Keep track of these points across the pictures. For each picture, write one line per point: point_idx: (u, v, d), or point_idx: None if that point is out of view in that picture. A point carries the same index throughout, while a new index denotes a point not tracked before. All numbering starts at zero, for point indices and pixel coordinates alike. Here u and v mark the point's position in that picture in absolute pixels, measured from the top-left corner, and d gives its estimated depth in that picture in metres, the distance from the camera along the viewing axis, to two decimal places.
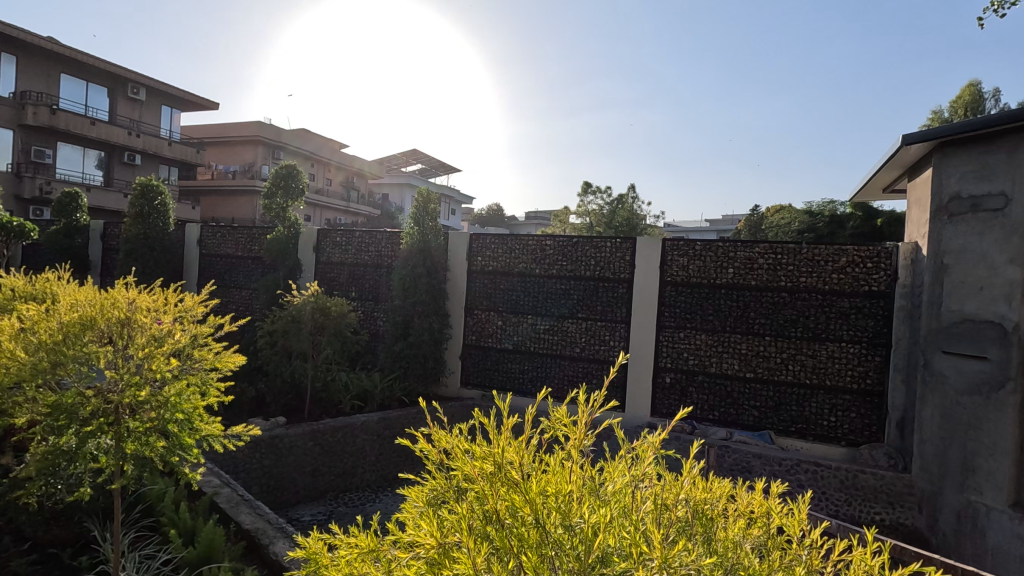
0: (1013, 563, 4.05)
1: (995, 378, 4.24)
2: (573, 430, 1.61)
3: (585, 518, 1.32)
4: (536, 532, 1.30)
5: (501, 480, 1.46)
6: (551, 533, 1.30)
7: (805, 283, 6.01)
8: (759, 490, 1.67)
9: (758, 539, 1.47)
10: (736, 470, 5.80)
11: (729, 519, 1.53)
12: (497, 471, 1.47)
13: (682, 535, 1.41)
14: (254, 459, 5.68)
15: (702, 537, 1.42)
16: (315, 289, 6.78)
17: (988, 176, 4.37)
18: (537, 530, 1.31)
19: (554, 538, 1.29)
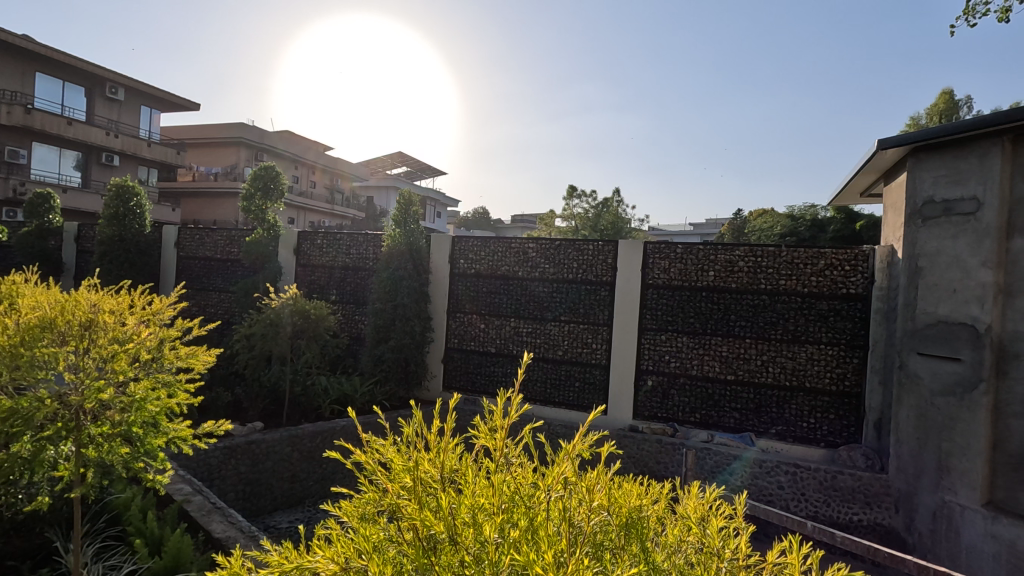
0: (987, 562, 4.09)
1: (968, 379, 4.28)
2: (498, 436, 1.56)
3: (501, 532, 1.26)
4: (456, 547, 1.25)
5: (422, 493, 1.40)
6: (461, 551, 1.25)
7: (784, 285, 6.04)
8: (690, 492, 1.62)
9: (688, 547, 1.41)
10: (717, 472, 5.84)
11: (661, 527, 1.48)
12: (418, 484, 1.41)
13: (606, 550, 1.33)
14: (228, 465, 5.54)
15: (627, 551, 1.35)
16: (294, 291, 6.66)
17: (961, 180, 4.42)
18: (448, 551, 1.26)
19: (465, 558, 1.23)
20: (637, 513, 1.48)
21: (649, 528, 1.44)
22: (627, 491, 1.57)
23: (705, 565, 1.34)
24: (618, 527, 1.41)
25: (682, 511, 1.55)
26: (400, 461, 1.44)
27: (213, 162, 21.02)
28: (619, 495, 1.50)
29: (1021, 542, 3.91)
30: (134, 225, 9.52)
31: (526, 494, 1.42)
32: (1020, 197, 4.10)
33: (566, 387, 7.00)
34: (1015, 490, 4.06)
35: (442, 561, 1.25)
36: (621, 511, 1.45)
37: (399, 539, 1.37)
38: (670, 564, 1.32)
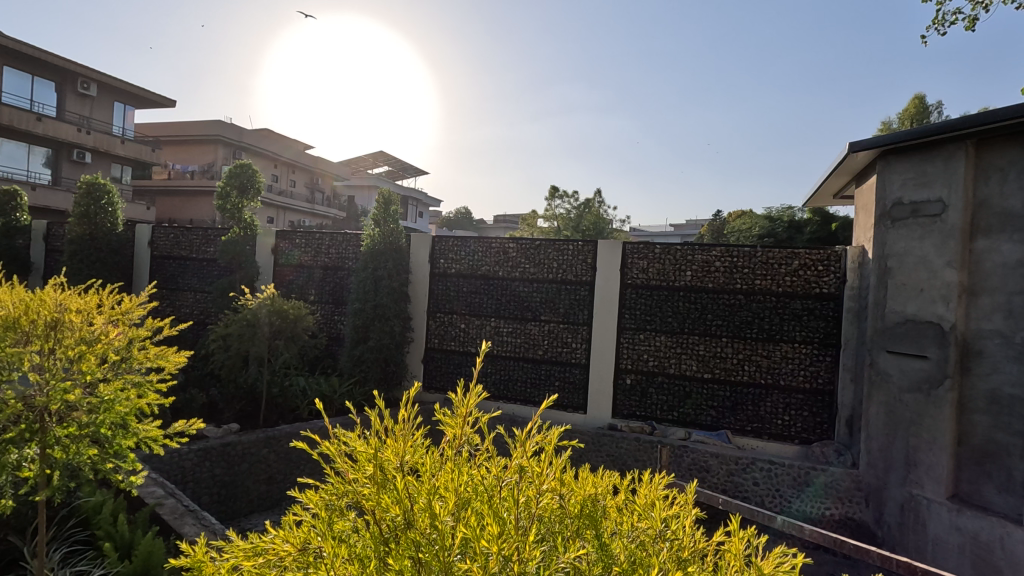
0: (952, 553, 4.22)
1: (934, 376, 4.40)
2: (457, 426, 1.60)
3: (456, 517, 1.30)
4: (413, 534, 1.28)
5: (382, 479, 1.42)
6: (419, 537, 1.28)
7: (759, 285, 6.16)
8: (646, 481, 1.66)
9: (640, 533, 1.44)
10: (694, 470, 5.92)
11: (615, 514, 1.51)
12: (378, 472, 1.43)
13: (559, 536, 1.37)
14: (203, 468, 5.45)
15: (580, 537, 1.39)
16: (271, 291, 6.58)
17: (927, 183, 4.56)
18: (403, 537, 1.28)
19: (421, 543, 1.26)
20: (593, 501, 1.51)
21: (602, 517, 1.48)
22: (584, 480, 1.61)
23: (655, 550, 1.38)
24: (572, 514, 1.44)
25: (635, 498, 1.59)
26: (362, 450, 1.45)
27: (189, 160, 20.62)
28: (576, 484, 1.54)
29: (984, 533, 4.05)
30: (105, 224, 9.28)
31: (482, 482, 1.45)
32: (983, 199, 4.24)
33: (545, 386, 7.04)
34: (978, 483, 4.19)
35: (396, 548, 1.28)
36: (575, 500, 1.49)
37: (358, 526, 1.39)
38: (622, 548, 1.36)
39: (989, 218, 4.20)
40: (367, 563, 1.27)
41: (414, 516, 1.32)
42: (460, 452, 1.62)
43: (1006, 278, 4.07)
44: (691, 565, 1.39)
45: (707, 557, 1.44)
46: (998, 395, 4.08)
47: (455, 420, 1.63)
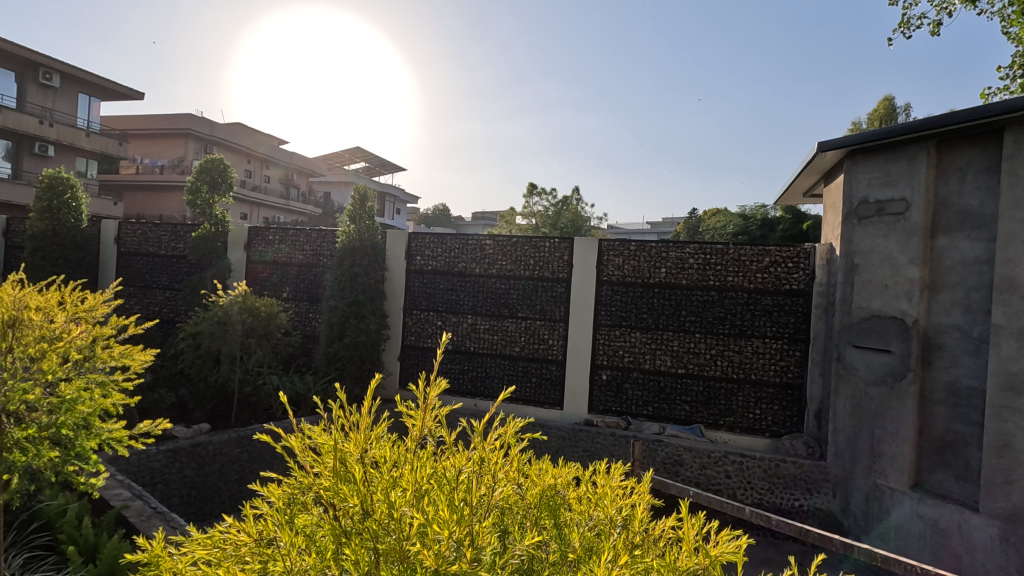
0: (914, 539, 4.38)
1: (898, 369, 4.55)
2: (417, 416, 1.62)
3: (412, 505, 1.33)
4: (371, 523, 1.31)
5: (342, 470, 1.43)
6: (376, 526, 1.30)
7: (731, 282, 6.27)
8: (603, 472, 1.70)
9: (594, 520, 1.49)
10: (668, 465, 6.00)
11: (571, 503, 1.56)
12: (338, 463, 1.44)
13: (516, 524, 1.41)
14: (172, 469, 5.33)
15: (536, 526, 1.43)
16: (243, 288, 6.45)
17: (892, 182, 4.69)
18: (362, 528, 1.30)
19: (378, 534, 1.29)
20: (551, 492, 1.55)
21: (560, 507, 1.52)
22: (542, 472, 1.65)
23: (608, 536, 1.42)
24: (528, 504, 1.49)
25: (591, 487, 1.64)
26: (323, 442, 1.46)
27: (158, 154, 20.06)
28: (533, 475, 1.58)
29: (942, 520, 4.20)
30: (69, 219, 8.95)
31: (442, 473, 1.48)
32: (944, 198, 4.37)
33: (522, 382, 7.06)
34: (938, 472, 4.34)
35: (355, 539, 1.31)
36: (532, 490, 1.53)
37: (318, 518, 1.41)
38: (576, 536, 1.41)
39: (949, 216, 4.34)
40: (327, 553, 1.29)
41: (372, 506, 1.35)
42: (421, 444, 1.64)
43: (965, 274, 4.21)
44: (643, 550, 1.44)
45: (658, 542, 1.49)
46: (957, 387, 4.23)
47: (418, 413, 1.64)
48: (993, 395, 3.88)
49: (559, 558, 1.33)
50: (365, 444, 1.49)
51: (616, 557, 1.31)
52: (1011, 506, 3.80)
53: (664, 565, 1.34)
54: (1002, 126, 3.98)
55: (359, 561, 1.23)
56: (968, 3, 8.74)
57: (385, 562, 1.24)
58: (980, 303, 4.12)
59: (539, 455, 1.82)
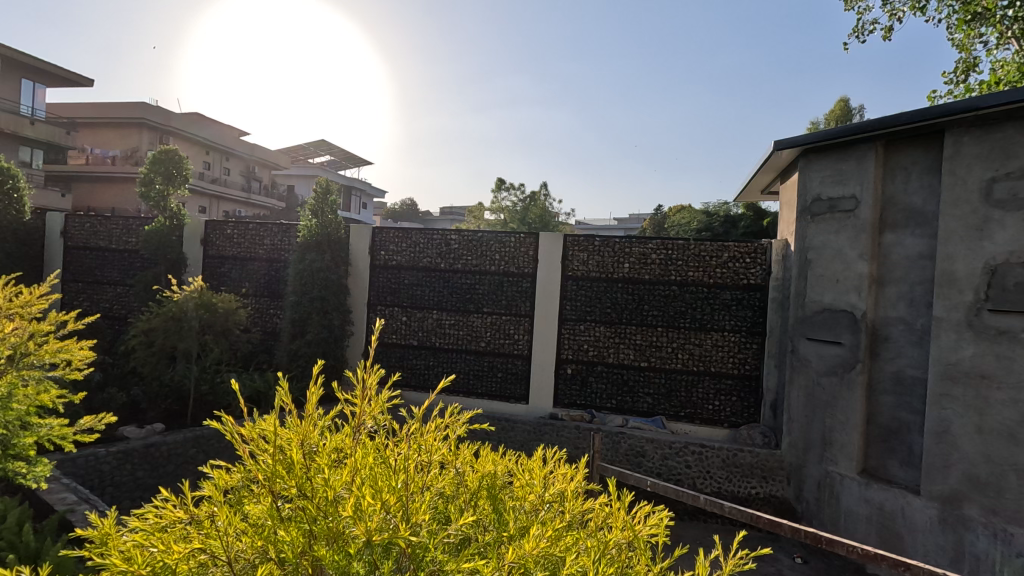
0: (862, 523, 4.57)
1: (848, 360, 4.73)
2: (363, 405, 1.62)
3: (352, 490, 1.34)
4: (310, 508, 1.30)
5: (283, 455, 1.42)
6: (315, 508, 1.30)
7: (692, 277, 6.41)
8: (542, 459, 1.75)
9: (532, 505, 1.54)
10: (630, 456, 6.09)
11: (511, 488, 1.60)
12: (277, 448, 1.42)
13: (454, 505, 1.44)
14: (123, 471, 5.14)
15: (475, 509, 1.47)
16: (198, 283, 6.24)
17: (843, 180, 4.86)
18: (300, 510, 1.31)
19: (317, 517, 1.29)
20: (492, 478, 1.58)
21: (500, 492, 1.56)
22: (484, 459, 1.68)
23: (544, 519, 1.47)
24: (468, 487, 1.52)
25: (530, 471, 1.68)
26: (266, 427, 1.43)
27: (109, 144, 19.11)
28: (475, 462, 1.61)
29: (887, 504, 4.40)
30: (11, 212, 8.31)
31: (384, 458, 1.49)
32: (890, 196, 4.56)
33: (488, 378, 7.06)
34: (884, 458, 4.54)
35: (293, 522, 1.30)
36: (472, 474, 1.56)
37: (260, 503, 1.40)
38: (515, 520, 1.45)
39: (895, 213, 4.52)
40: (266, 536, 1.29)
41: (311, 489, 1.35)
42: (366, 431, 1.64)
43: (909, 269, 4.40)
44: (576, 530, 1.51)
45: (592, 524, 1.56)
46: (902, 376, 4.42)
47: (364, 401, 1.63)
48: (933, 384, 4.07)
49: (495, 537, 1.38)
50: (308, 431, 1.48)
51: (550, 536, 1.36)
52: (949, 488, 4.00)
53: (594, 544, 1.41)
54: (943, 127, 4.15)
55: (295, 542, 1.24)
56: (918, 10, 9.14)
57: (321, 544, 1.24)
58: (923, 296, 4.30)
59: (481, 443, 1.85)
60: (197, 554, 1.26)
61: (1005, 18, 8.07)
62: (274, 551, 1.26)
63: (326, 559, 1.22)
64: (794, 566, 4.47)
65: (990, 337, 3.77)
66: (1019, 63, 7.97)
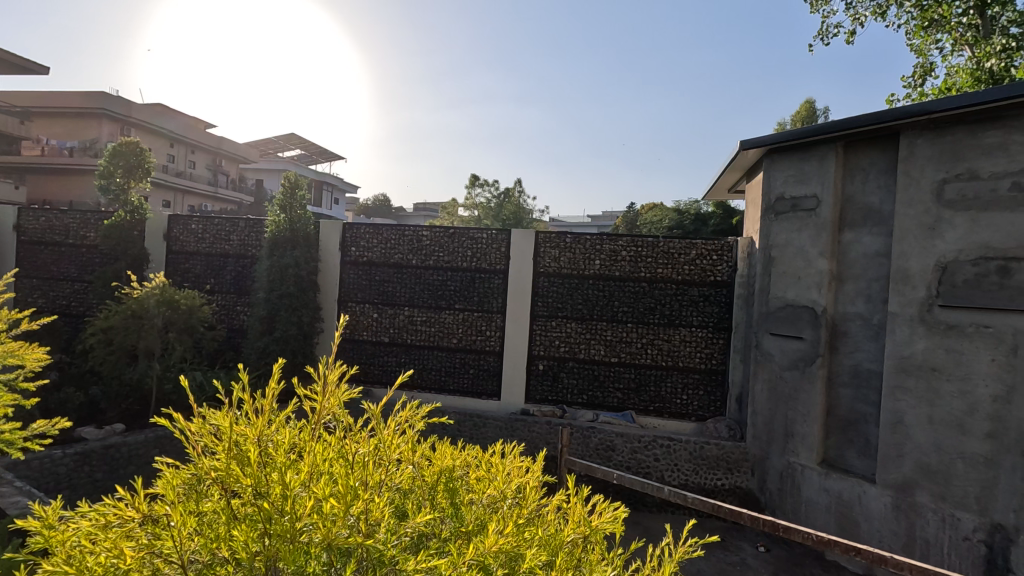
0: (821, 511, 4.75)
1: (809, 355, 4.89)
2: (324, 401, 1.61)
3: (306, 487, 1.34)
4: (264, 506, 1.29)
5: (238, 453, 1.40)
6: (269, 505, 1.29)
7: (661, 274, 6.52)
8: (498, 452, 1.79)
9: (488, 500, 1.57)
10: (600, 451, 6.17)
11: (468, 483, 1.63)
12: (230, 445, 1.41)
13: (413, 501, 1.47)
14: (81, 473, 4.98)
15: (433, 504, 1.50)
16: (160, 279, 6.07)
17: (805, 179, 5.01)
18: (255, 509, 1.30)
19: (271, 515, 1.28)
20: (450, 473, 1.61)
21: (458, 486, 1.59)
22: (443, 454, 1.71)
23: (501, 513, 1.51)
24: (426, 483, 1.54)
25: (488, 465, 1.73)
26: (221, 424, 1.41)
27: (66, 135, 18.29)
28: (433, 459, 1.63)
29: (845, 492, 4.57)
30: None
31: (341, 455, 1.49)
32: (850, 196, 4.72)
33: (460, 374, 7.07)
34: (843, 449, 4.71)
35: (247, 520, 1.30)
36: (430, 469, 1.59)
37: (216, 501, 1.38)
38: (471, 515, 1.49)
39: (854, 212, 4.68)
40: (220, 535, 1.28)
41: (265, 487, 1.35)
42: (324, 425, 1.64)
43: (867, 266, 4.57)
44: (533, 523, 1.56)
45: (545, 515, 1.62)
46: (859, 369, 4.59)
47: (324, 397, 1.63)
48: (888, 376, 4.24)
49: (451, 533, 1.41)
50: (265, 429, 1.47)
51: (504, 529, 1.40)
52: (902, 476, 4.18)
53: (548, 538, 1.47)
54: (898, 130, 4.31)
55: (248, 541, 1.23)
56: (879, 15, 9.45)
57: (275, 543, 1.24)
58: (879, 293, 4.48)
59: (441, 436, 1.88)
60: (148, 554, 1.25)
61: (959, 25, 8.42)
62: (228, 551, 1.25)
63: (279, 557, 1.22)
64: (757, 555, 4.61)
65: (941, 332, 3.95)
66: (971, 69, 8.33)
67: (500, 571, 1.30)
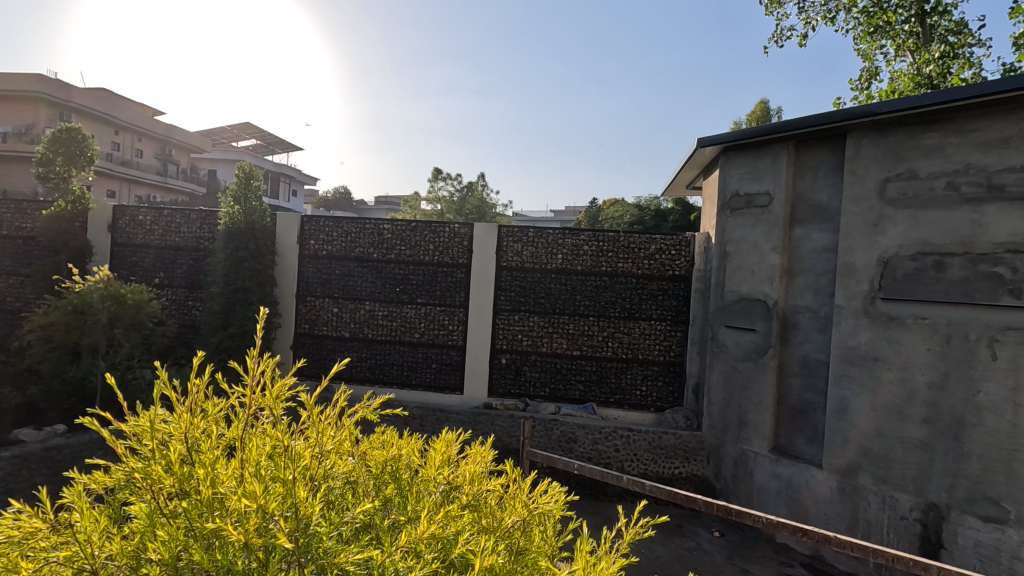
0: (772, 496, 4.95)
1: (761, 346, 5.08)
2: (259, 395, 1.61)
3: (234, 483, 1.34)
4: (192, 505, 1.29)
5: (166, 455, 1.38)
6: (198, 503, 1.29)
7: (621, 268, 6.64)
8: (443, 443, 1.87)
9: (431, 488, 1.64)
10: (562, 442, 6.25)
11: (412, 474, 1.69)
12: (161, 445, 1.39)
13: (353, 491, 1.51)
14: (19, 476, 4.71)
15: (377, 494, 1.56)
16: (105, 272, 5.78)
17: (758, 177, 5.18)
18: (185, 509, 1.29)
19: (199, 514, 1.27)
20: (392, 466, 1.68)
21: (406, 475, 1.68)
22: (388, 445, 1.79)
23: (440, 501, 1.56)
24: (369, 474, 1.61)
25: (433, 456, 1.79)
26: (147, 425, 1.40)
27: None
28: (376, 454, 1.69)
29: (795, 477, 4.78)
30: None
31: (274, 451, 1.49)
32: (800, 193, 4.90)
33: (422, 369, 7.02)
34: (792, 436, 4.91)
35: (175, 523, 1.28)
36: (375, 459, 1.65)
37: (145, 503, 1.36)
38: (414, 501, 1.56)
39: (804, 209, 4.87)
40: (144, 537, 1.26)
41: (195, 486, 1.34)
42: (263, 421, 1.64)
43: (815, 261, 4.76)
44: (472, 507, 1.63)
45: (490, 494, 1.71)
46: (808, 360, 4.79)
47: (257, 392, 1.62)
48: (835, 366, 4.45)
49: (392, 523, 1.45)
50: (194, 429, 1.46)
51: (440, 517, 1.45)
52: (846, 461, 4.40)
53: (489, 523, 1.53)
54: (845, 130, 4.50)
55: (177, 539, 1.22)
56: (829, 19, 9.82)
57: (203, 543, 1.23)
58: (826, 286, 4.68)
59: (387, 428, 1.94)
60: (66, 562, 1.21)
61: (902, 32, 8.83)
62: (154, 552, 1.23)
63: (208, 556, 1.21)
64: (712, 540, 4.76)
65: (883, 323, 4.16)
66: (912, 74, 8.76)
67: (436, 555, 1.32)
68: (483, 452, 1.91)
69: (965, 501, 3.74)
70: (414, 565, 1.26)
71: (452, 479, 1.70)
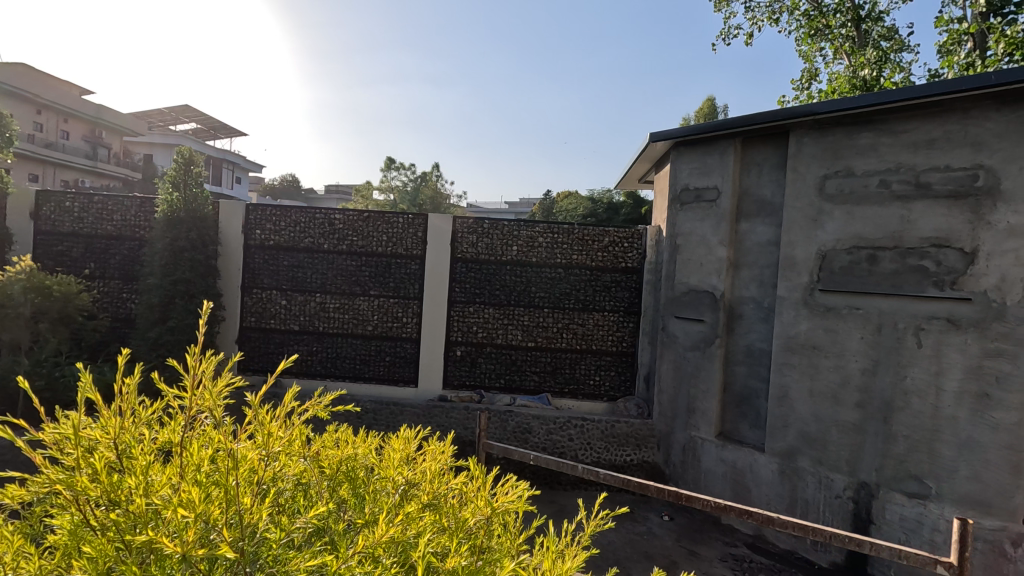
0: (718, 479, 5.14)
1: (709, 336, 5.25)
2: (200, 394, 1.52)
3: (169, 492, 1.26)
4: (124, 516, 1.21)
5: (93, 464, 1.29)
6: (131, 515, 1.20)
7: (575, 260, 6.69)
8: (401, 442, 1.85)
9: (389, 488, 1.61)
10: (516, 433, 6.27)
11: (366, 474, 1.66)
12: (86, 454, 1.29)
13: (306, 495, 1.47)
14: None
15: (333, 495, 1.53)
16: (27, 262, 5.36)
17: (707, 172, 5.32)
18: (116, 521, 1.20)
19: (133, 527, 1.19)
20: (347, 467, 1.65)
21: (361, 477, 1.64)
22: (342, 444, 1.78)
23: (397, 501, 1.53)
24: (323, 476, 1.57)
25: (389, 454, 1.77)
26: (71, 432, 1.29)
27: None
28: (330, 456, 1.67)
29: (739, 462, 4.98)
30: None
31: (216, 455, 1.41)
32: (746, 188, 5.07)
33: (376, 362, 6.88)
34: (737, 422, 5.11)
35: (105, 537, 1.20)
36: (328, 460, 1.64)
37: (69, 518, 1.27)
38: (372, 502, 1.52)
39: (749, 204, 5.04)
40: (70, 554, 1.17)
41: (126, 497, 1.26)
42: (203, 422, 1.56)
43: (759, 254, 4.95)
44: (433, 505, 1.60)
45: (450, 492, 1.69)
46: (752, 349, 4.99)
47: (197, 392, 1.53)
48: (777, 354, 4.65)
49: (347, 525, 1.41)
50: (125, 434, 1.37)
51: (397, 519, 1.42)
52: (786, 444, 4.61)
53: (451, 523, 1.51)
54: (788, 129, 4.67)
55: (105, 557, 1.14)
56: (773, 20, 10.18)
57: (136, 557, 1.15)
58: (770, 278, 4.87)
59: (340, 426, 1.91)
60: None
61: (840, 35, 9.26)
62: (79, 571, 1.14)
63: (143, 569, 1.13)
64: (662, 524, 4.91)
65: (821, 313, 4.37)
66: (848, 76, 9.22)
67: (393, 560, 1.30)
68: (442, 449, 1.89)
69: (893, 479, 4.00)
70: (372, 570, 1.23)
71: (410, 479, 1.66)
